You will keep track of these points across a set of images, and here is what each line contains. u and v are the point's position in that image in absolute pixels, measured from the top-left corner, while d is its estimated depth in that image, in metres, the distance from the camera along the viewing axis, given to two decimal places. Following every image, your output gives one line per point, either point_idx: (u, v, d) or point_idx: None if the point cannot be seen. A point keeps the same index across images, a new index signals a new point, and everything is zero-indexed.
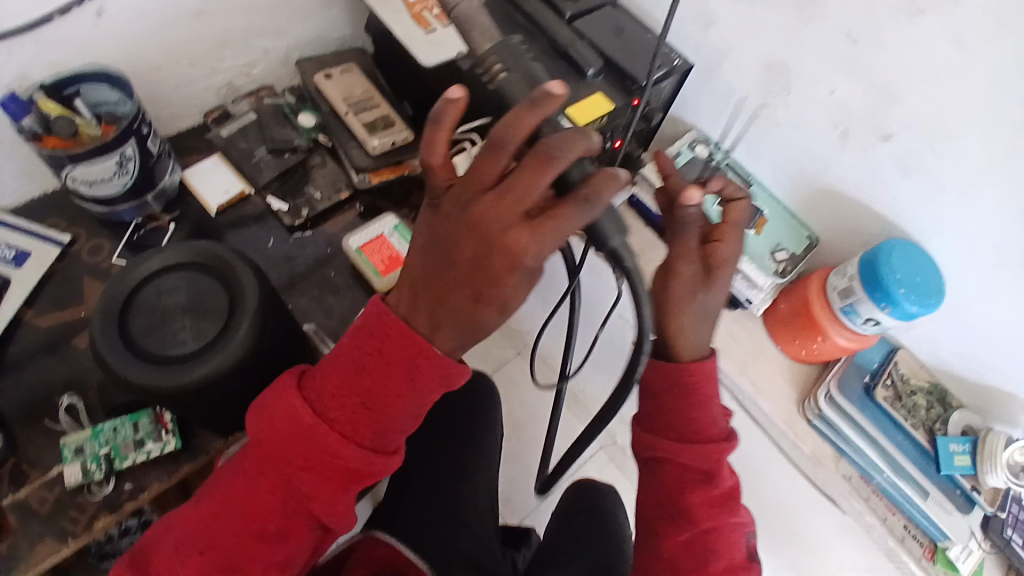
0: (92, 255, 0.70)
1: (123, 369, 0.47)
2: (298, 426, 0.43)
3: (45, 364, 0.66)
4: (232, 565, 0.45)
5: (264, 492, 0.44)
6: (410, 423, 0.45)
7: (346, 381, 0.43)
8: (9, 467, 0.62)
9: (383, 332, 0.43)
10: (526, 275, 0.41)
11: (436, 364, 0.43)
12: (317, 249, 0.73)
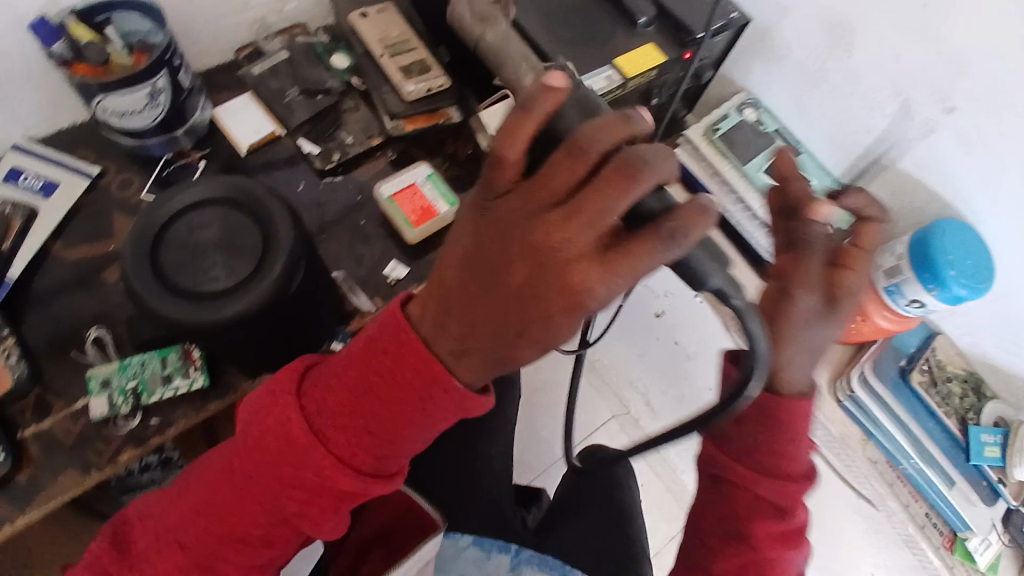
0: (121, 189, 0.69)
1: (155, 302, 0.47)
2: (293, 443, 0.41)
3: (73, 297, 0.66)
4: (214, 560, 0.45)
5: (251, 504, 0.44)
6: (411, 448, 0.44)
7: (349, 402, 0.41)
8: (35, 397, 0.62)
9: (394, 354, 0.40)
10: (580, 314, 0.36)
11: (449, 399, 0.40)
12: (347, 195, 0.71)
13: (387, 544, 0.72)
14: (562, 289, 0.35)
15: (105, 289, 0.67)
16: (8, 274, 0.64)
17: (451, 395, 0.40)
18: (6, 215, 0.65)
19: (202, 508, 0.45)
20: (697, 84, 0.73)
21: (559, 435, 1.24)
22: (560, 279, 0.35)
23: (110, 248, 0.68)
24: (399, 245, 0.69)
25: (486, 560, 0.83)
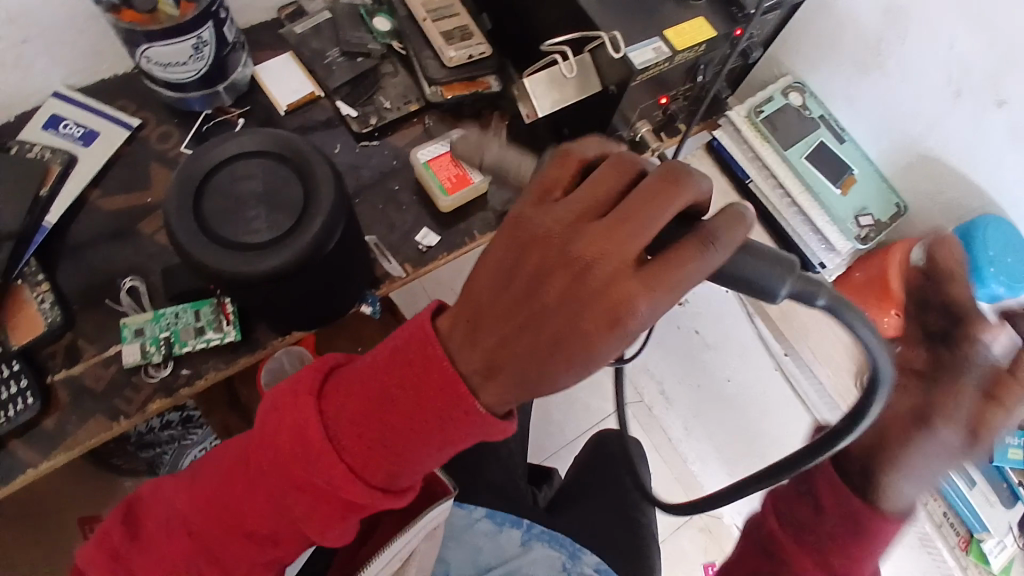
0: (160, 142, 0.70)
1: (195, 250, 0.47)
2: (306, 445, 0.41)
3: (110, 246, 0.67)
4: (215, 551, 0.47)
5: (257, 504, 0.45)
6: (422, 469, 0.43)
7: (365, 413, 0.41)
8: (67, 342, 0.64)
9: (416, 367, 0.40)
10: (620, 333, 0.36)
11: (467, 421, 0.39)
12: (382, 160, 0.70)
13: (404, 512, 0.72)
14: (608, 312, 0.35)
15: (140, 240, 0.67)
16: (45, 220, 0.65)
17: (471, 421, 0.39)
18: (46, 160, 0.66)
19: (212, 497, 0.46)
20: (745, 63, 0.71)
21: (572, 417, 1.24)
22: (607, 302, 0.35)
23: (146, 200, 0.69)
24: (432, 213, 0.68)
25: (498, 533, 0.90)
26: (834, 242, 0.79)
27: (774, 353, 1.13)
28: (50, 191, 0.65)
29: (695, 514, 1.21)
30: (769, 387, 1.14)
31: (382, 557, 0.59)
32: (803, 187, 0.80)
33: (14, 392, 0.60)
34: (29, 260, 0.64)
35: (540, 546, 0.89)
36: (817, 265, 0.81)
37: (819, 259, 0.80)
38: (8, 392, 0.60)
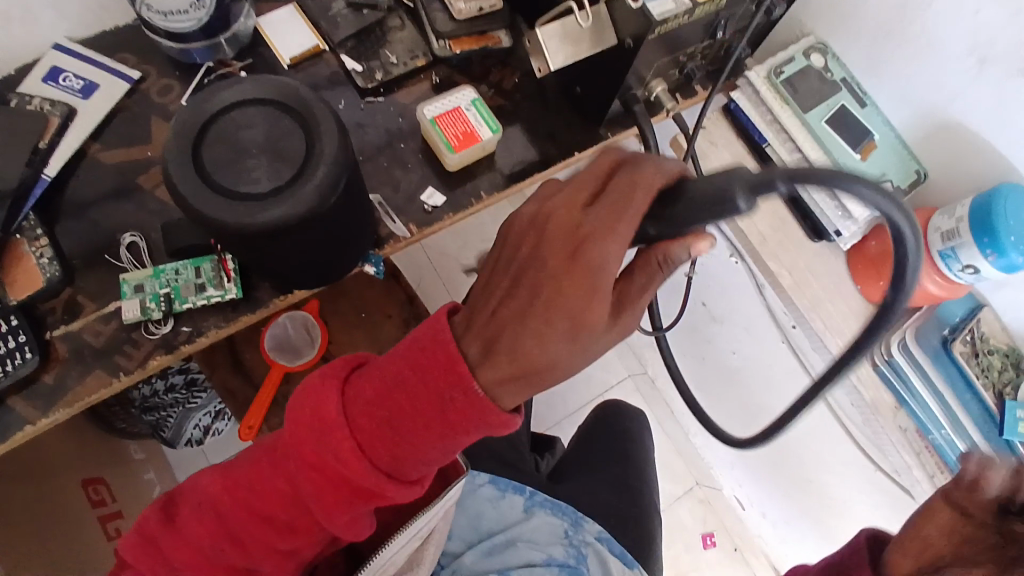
0: (161, 95, 0.69)
1: (195, 200, 0.45)
2: (326, 429, 0.43)
3: (110, 201, 0.66)
4: (238, 536, 0.48)
5: (279, 487, 0.46)
6: (434, 458, 0.45)
7: (380, 399, 0.43)
8: (67, 297, 0.63)
9: (431, 350, 0.42)
10: (591, 266, 0.41)
11: (473, 401, 0.41)
12: (387, 118, 0.68)
13: None
14: (573, 263, 0.41)
15: (141, 197, 0.66)
16: (44, 174, 0.64)
17: (474, 402, 0.41)
18: (44, 112, 0.65)
19: (239, 481, 0.47)
20: (767, 21, 0.69)
21: (575, 387, 1.24)
22: (571, 253, 0.41)
23: (146, 155, 0.67)
24: (438, 173, 0.67)
25: (501, 499, 0.90)
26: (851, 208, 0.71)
27: (782, 326, 1.07)
28: (49, 143, 0.64)
29: (695, 485, 1.23)
30: (775, 361, 1.11)
31: (402, 537, 0.59)
32: (820, 149, 0.76)
33: (13, 346, 0.60)
34: (28, 215, 0.63)
35: (542, 514, 0.89)
36: (833, 234, 0.74)
37: (835, 228, 0.73)
38: (7, 346, 0.60)
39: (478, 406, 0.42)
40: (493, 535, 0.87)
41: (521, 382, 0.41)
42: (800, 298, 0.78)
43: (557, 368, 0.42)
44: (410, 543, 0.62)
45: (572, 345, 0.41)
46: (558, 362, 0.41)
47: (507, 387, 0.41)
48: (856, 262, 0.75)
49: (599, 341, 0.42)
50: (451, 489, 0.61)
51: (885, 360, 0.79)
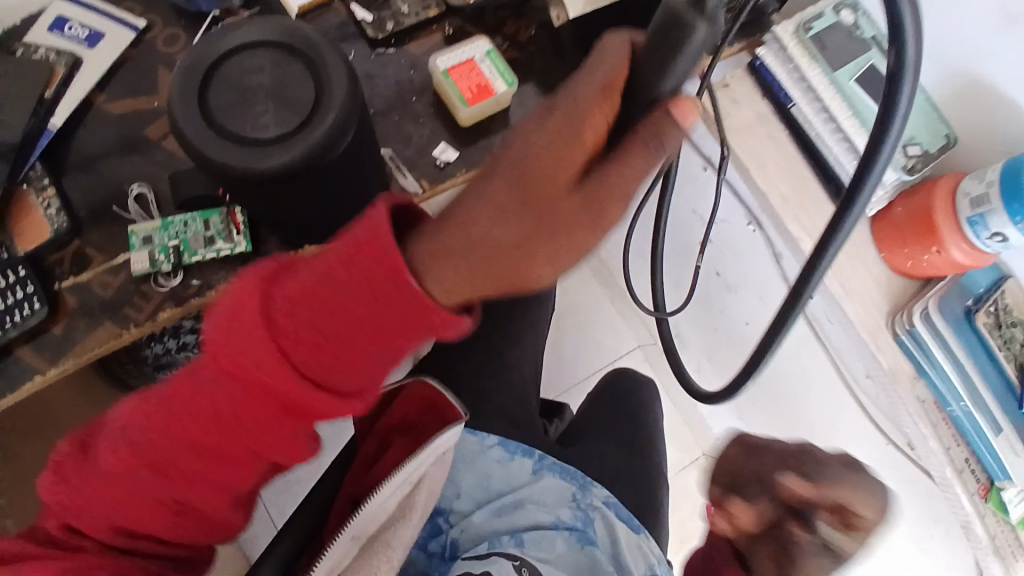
0: (167, 45, 0.67)
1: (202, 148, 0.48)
2: (245, 332, 0.43)
3: (117, 152, 0.65)
4: (166, 463, 0.49)
5: (201, 406, 0.47)
6: (367, 367, 0.45)
7: (306, 302, 0.43)
8: (76, 249, 0.63)
9: (352, 253, 0.42)
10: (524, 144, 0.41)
11: (399, 298, 0.42)
12: (398, 71, 0.67)
13: (412, 434, 0.74)
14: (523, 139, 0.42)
15: (150, 150, 0.65)
16: (50, 124, 0.64)
17: (405, 300, 0.41)
18: (50, 61, 0.64)
19: (160, 405, 0.48)
20: None
21: (585, 355, 1.24)
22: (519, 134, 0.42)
23: (152, 105, 0.66)
24: (450, 128, 0.65)
25: (510, 461, 0.89)
26: None
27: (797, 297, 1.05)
28: (54, 93, 0.64)
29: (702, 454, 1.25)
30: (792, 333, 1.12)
31: (394, 479, 0.63)
32: (850, 111, 0.70)
33: (21, 297, 0.60)
34: (34, 164, 0.63)
35: (551, 477, 0.89)
36: None
37: None
38: (16, 297, 0.60)
39: (410, 301, 0.41)
40: (503, 496, 0.87)
41: (444, 261, 0.41)
42: None
43: (501, 253, 0.41)
44: (401, 488, 0.65)
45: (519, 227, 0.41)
46: (482, 247, 0.41)
47: (445, 264, 0.41)
48: (881, 232, 0.76)
49: (557, 229, 0.41)
50: (448, 431, 0.67)
51: (906, 329, 0.76)
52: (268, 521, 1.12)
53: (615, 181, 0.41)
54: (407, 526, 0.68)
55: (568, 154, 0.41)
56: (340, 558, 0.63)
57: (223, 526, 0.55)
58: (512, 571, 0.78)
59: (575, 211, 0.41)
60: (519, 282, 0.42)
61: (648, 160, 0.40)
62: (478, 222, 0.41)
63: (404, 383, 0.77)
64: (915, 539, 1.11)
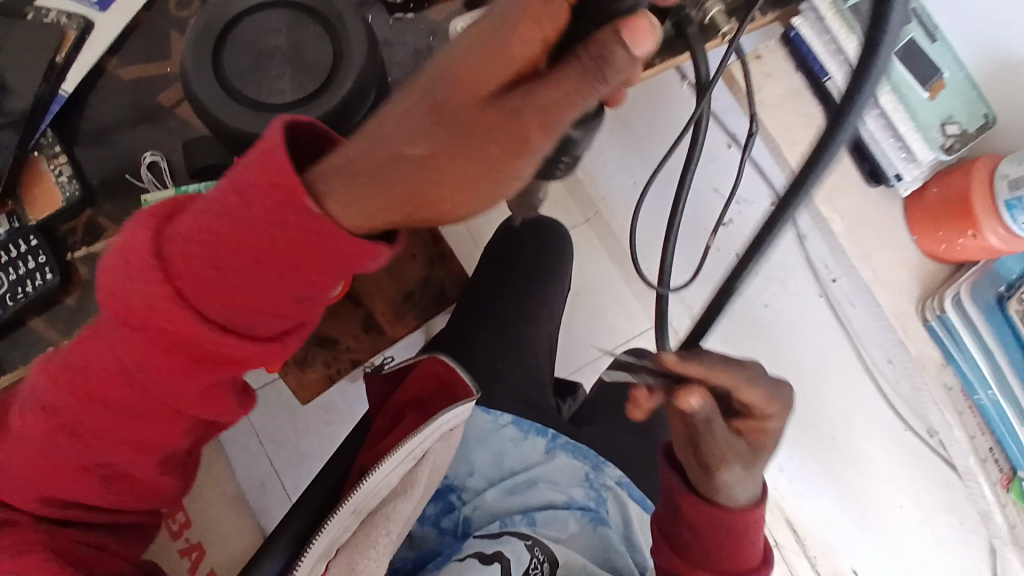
0: (180, 8, 0.65)
1: (221, 114, 0.54)
2: (138, 273, 0.42)
3: (129, 119, 0.65)
4: (79, 424, 0.48)
5: (106, 360, 0.46)
6: (275, 303, 0.44)
7: (204, 238, 0.42)
8: (88, 218, 0.64)
9: (251, 185, 0.41)
10: (439, 73, 0.39)
11: (308, 223, 0.41)
12: (417, 38, 0.64)
13: (423, 409, 0.73)
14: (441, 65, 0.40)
15: (165, 121, 0.65)
16: (61, 91, 0.63)
17: (311, 230, 0.41)
18: (61, 24, 0.62)
19: (66, 365, 0.48)
20: None
21: (599, 334, 1.22)
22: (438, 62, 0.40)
23: (165, 71, 0.65)
24: None
25: (523, 440, 0.88)
26: (914, 150, 0.70)
27: (821, 279, 1.06)
28: (66, 57, 0.62)
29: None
30: (809, 316, 1.10)
31: (395, 454, 0.63)
32: (887, 86, 0.69)
33: (33, 268, 0.61)
34: (45, 130, 0.62)
35: (563, 456, 0.89)
36: (892, 179, 0.72)
37: (895, 172, 0.72)
38: (29, 267, 0.61)
39: (311, 228, 0.41)
40: (515, 474, 0.87)
41: (346, 187, 0.41)
42: (851, 246, 0.74)
43: (404, 175, 0.40)
44: (404, 463, 0.65)
45: (422, 149, 0.40)
46: (384, 177, 0.40)
47: (346, 182, 0.41)
48: (914, 214, 0.74)
49: (465, 155, 0.39)
50: (453, 408, 0.66)
51: (936, 316, 0.73)
52: (283, 494, 1.13)
53: (540, 108, 0.38)
54: (407, 502, 0.67)
55: (486, 74, 0.38)
56: (341, 533, 0.62)
57: (159, 494, 0.54)
58: (524, 551, 0.75)
59: (487, 136, 0.39)
60: (428, 207, 0.41)
61: (580, 86, 0.37)
62: (385, 141, 0.41)
63: (417, 359, 0.76)
64: (931, 526, 1.09)
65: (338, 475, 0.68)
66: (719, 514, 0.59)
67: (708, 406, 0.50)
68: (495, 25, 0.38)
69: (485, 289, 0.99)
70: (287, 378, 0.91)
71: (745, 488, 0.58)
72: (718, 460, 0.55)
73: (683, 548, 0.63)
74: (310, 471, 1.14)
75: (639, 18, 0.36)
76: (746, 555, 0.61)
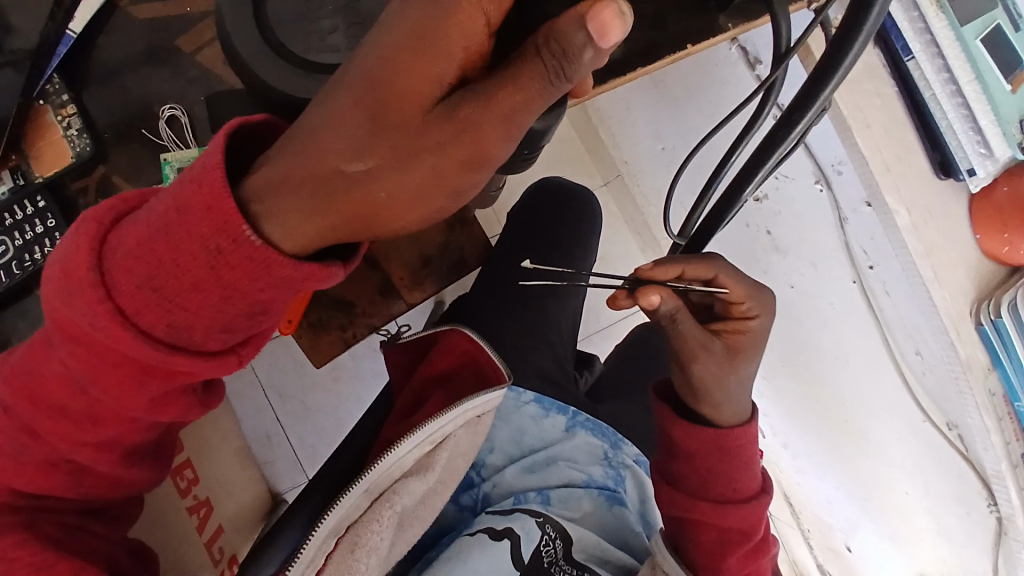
0: None
1: (269, 72, 0.56)
2: (79, 291, 0.42)
3: (141, 72, 0.65)
4: (35, 425, 0.49)
5: (57, 368, 0.47)
6: (220, 321, 0.44)
7: (145, 257, 0.42)
8: (99, 176, 0.65)
9: (186, 207, 0.41)
10: (367, 98, 0.39)
11: (242, 249, 0.41)
12: None
13: (449, 387, 0.71)
14: (366, 88, 0.39)
15: (177, 61, 0.65)
16: (68, 31, 0.61)
17: (244, 255, 0.41)
18: None
19: (20, 370, 0.48)
20: None
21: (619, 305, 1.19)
22: (361, 82, 0.39)
23: (183, 10, 0.65)
24: None
25: (543, 418, 0.85)
26: None
27: (856, 265, 1.04)
28: None
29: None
30: (837, 301, 1.06)
31: (414, 437, 0.60)
32: (972, 74, 0.66)
33: (42, 231, 0.62)
34: (51, 77, 0.62)
35: (583, 434, 0.86)
36: (963, 173, 0.68)
37: (968, 166, 0.67)
38: (37, 231, 0.62)
39: (251, 252, 0.41)
40: (534, 452, 0.84)
41: (290, 213, 0.41)
42: (915, 242, 0.70)
43: (346, 195, 0.41)
44: (422, 447, 0.61)
45: (361, 170, 0.40)
46: (326, 198, 0.41)
47: (284, 207, 0.41)
48: (981, 212, 0.69)
49: (408, 173, 0.40)
50: (483, 393, 0.64)
51: (991, 320, 0.70)
52: (287, 449, 1.11)
53: (488, 114, 0.38)
54: (419, 482, 0.63)
55: (421, 87, 0.38)
56: (352, 511, 0.59)
57: (130, 483, 0.55)
58: (535, 528, 0.74)
59: (433, 150, 0.39)
60: (374, 224, 0.42)
61: (537, 80, 0.37)
62: (319, 159, 0.40)
63: (443, 333, 0.72)
64: (936, 515, 1.04)
65: (363, 443, 0.65)
66: (712, 439, 0.64)
67: (670, 302, 0.55)
68: (427, 27, 0.37)
69: (510, 258, 0.95)
70: (300, 340, 0.87)
71: (727, 392, 0.61)
72: (696, 361, 0.59)
73: (680, 483, 0.69)
74: (329, 438, 1.12)
75: (606, 5, 0.35)
76: (740, 480, 0.67)
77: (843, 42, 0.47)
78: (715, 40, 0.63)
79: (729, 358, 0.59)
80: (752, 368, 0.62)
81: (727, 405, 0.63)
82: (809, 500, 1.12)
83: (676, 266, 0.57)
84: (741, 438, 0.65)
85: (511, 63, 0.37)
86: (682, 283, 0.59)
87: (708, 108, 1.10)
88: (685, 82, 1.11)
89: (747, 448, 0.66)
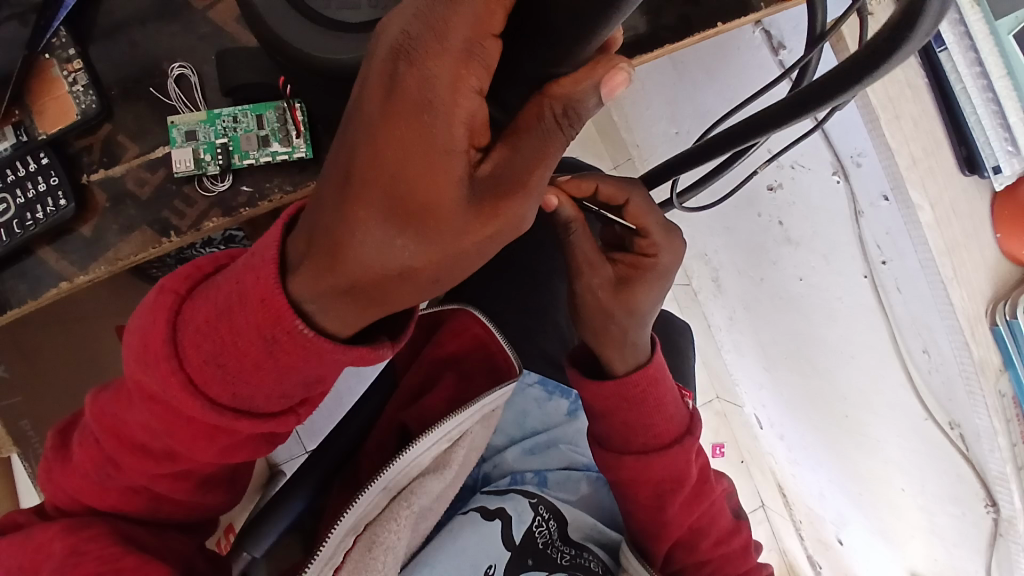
0: None
1: (286, 30, 0.56)
2: (155, 362, 0.43)
3: (149, 25, 0.67)
4: (117, 458, 0.50)
5: (136, 418, 0.47)
6: (282, 391, 0.45)
7: (212, 335, 0.42)
8: (105, 134, 0.66)
9: (257, 299, 0.41)
10: (388, 206, 0.36)
11: (298, 339, 0.41)
12: None
13: (459, 369, 0.70)
14: (381, 196, 0.36)
15: (186, 16, 0.67)
16: None
17: (300, 345, 0.41)
18: None
19: (105, 409, 0.49)
20: None
21: None
22: (373, 190, 0.36)
23: None
24: None
25: (547, 400, 0.84)
26: None
27: (869, 260, 0.90)
28: None
29: (714, 398, 1.33)
30: (847, 296, 0.96)
31: (429, 438, 0.57)
32: (1005, 70, 0.64)
33: (45, 189, 0.63)
34: (58, 30, 0.63)
35: (585, 418, 0.85)
36: (988, 170, 0.66)
37: (994, 163, 0.66)
38: (39, 189, 0.62)
39: (305, 342, 0.41)
40: (536, 434, 0.83)
41: (341, 309, 0.40)
42: (936, 239, 0.68)
43: (396, 289, 0.39)
44: (439, 445, 0.60)
45: (404, 271, 0.38)
46: (375, 293, 0.39)
47: (339, 303, 0.40)
48: (1001, 211, 0.68)
49: (456, 262, 0.38)
50: (498, 389, 0.62)
51: (1005, 320, 0.68)
52: None
53: (519, 189, 0.36)
54: (437, 480, 0.62)
55: (441, 188, 0.35)
56: (369, 509, 0.57)
57: (208, 506, 0.55)
58: (529, 509, 0.74)
59: (481, 241, 0.37)
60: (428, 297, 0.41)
61: (561, 151, 0.36)
62: (353, 263, 0.38)
63: (451, 312, 0.70)
64: (929, 514, 0.97)
65: (364, 419, 0.65)
66: (617, 391, 0.61)
67: (569, 209, 0.53)
68: (423, 123, 0.34)
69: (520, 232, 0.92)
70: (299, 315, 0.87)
71: (621, 329, 0.58)
72: (581, 276, 0.57)
73: (604, 440, 0.67)
74: (330, 416, 1.06)
75: (620, 69, 0.33)
76: (659, 425, 0.64)
77: (864, 67, 0.39)
78: (746, 19, 0.66)
79: (620, 289, 0.57)
80: (652, 307, 0.58)
81: (627, 345, 0.60)
82: (803, 489, 1.22)
83: (591, 179, 0.55)
84: (643, 383, 0.61)
85: (529, 144, 0.35)
86: (596, 203, 0.58)
87: (725, 92, 0.96)
88: (706, 63, 0.97)
89: (653, 392, 0.62)
